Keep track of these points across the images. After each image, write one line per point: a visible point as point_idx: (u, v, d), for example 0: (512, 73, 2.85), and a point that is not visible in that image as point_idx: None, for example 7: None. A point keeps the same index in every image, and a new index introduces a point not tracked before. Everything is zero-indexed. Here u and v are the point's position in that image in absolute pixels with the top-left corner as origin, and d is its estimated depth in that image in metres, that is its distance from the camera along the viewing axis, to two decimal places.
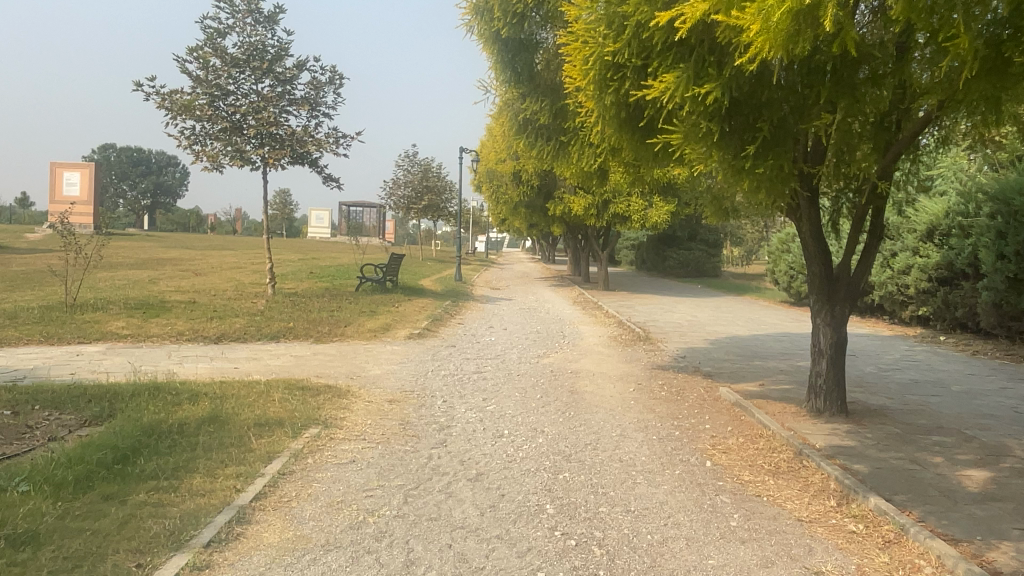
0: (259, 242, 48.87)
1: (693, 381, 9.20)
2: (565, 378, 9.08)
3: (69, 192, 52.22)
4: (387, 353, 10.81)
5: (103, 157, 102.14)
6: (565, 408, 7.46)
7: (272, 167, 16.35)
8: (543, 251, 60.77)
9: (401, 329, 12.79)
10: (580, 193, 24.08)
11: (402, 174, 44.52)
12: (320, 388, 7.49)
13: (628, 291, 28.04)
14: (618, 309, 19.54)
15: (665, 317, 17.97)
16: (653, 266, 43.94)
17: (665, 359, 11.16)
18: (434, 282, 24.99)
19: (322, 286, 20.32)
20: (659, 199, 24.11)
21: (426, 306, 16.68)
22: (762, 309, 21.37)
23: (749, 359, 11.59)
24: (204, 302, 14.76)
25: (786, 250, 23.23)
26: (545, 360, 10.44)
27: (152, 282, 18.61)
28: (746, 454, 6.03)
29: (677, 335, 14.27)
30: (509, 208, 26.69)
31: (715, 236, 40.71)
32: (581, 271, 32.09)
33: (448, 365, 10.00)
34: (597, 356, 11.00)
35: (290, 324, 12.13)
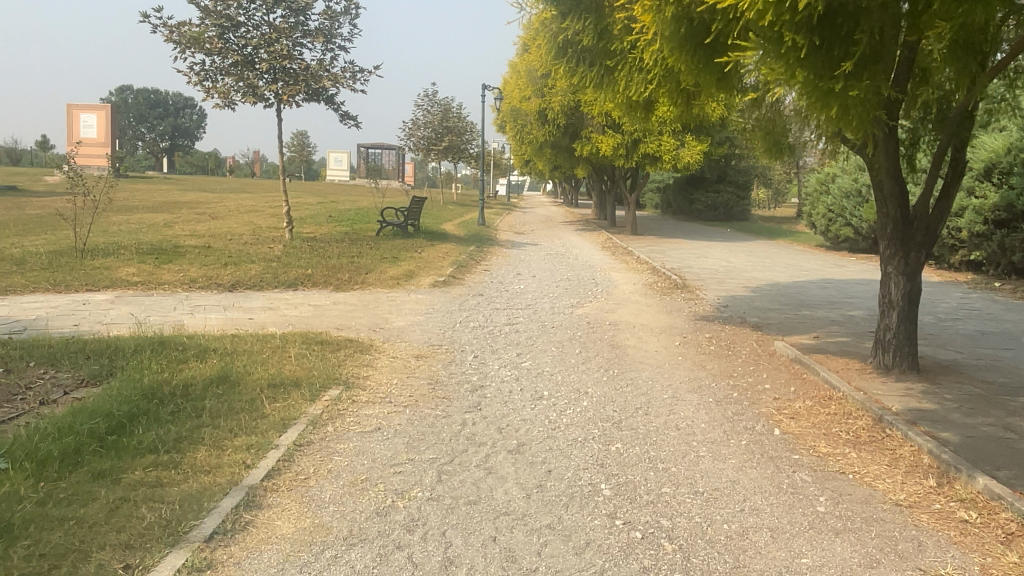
0: (277, 185, 48.25)
1: (742, 333, 8.50)
2: (603, 331, 8.42)
3: (86, 134, 51.61)
4: (411, 303, 10.19)
5: (120, 99, 101.21)
6: (607, 366, 6.80)
7: (287, 104, 15.53)
8: (565, 195, 59.63)
9: (425, 276, 12.15)
10: (608, 132, 23.03)
11: (421, 115, 43.35)
12: (340, 343, 6.89)
13: (656, 235, 27.16)
14: (649, 254, 18.73)
15: (699, 263, 17.17)
16: (680, 209, 42.82)
17: (706, 308, 10.45)
18: (456, 226, 24.25)
19: (342, 230, 19.68)
20: (691, 138, 23.03)
21: (450, 252, 16.01)
22: (798, 254, 20.47)
23: (797, 308, 10.83)
24: (220, 248, 14.18)
25: (825, 191, 22.13)
26: (580, 310, 9.76)
27: (167, 227, 18.05)
28: (818, 421, 5.35)
29: (715, 283, 13.53)
30: (534, 149, 25.70)
31: (745, 178, 39.45)
32: (606, 215, 31.19)
33: (477, 316, 9.36)
34: (634, 305, 10.32)
35: (308, 271, 11.53)
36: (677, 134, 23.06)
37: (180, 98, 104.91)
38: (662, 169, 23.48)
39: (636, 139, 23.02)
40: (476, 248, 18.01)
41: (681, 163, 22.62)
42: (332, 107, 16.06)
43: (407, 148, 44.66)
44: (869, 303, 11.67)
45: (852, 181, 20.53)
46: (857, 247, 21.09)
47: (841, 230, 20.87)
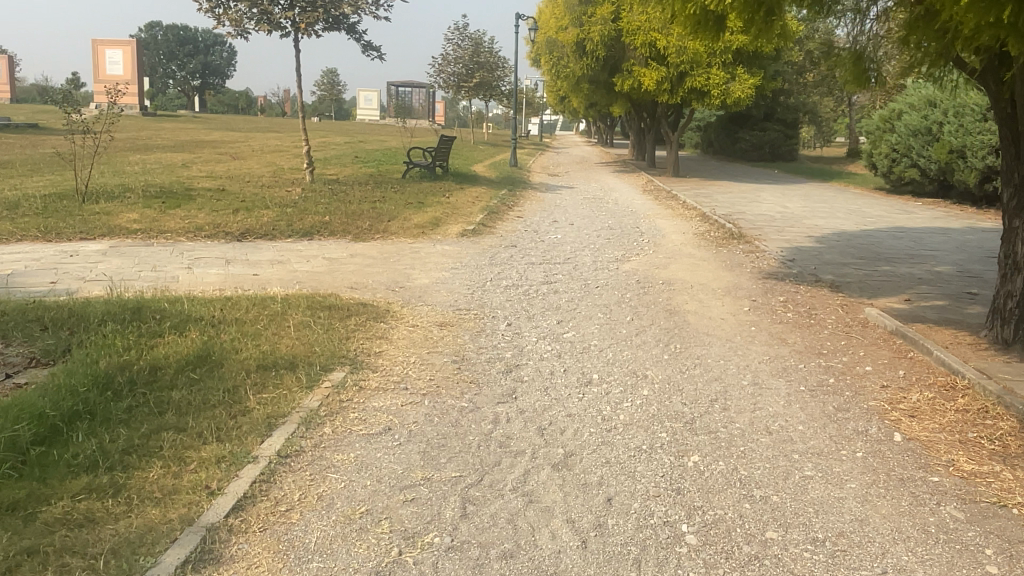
0: (305, 124, 47.04)
1: (819, 296, 7.30)
2: (657, 292, 7.28)
3: (113, 71, 50.67)
4: (438, 255, 9.11)
5: (149, 36, 99.87)
6: (668, 339, 5.68)
7: (305, 34, 14.26)
8: (601, 134, 57.56)
9: (453, 224, 11.04)
10: (652, 64, 21.36)
11: (451, 49, 41.51)
12: (353, 309, 5.85)
13: (700, 178, 25.57)
14: (695, 199, 17.35)
15: (752, 208, 15.76)
16: (722, 149, 40.81)
17: (770, 263, 9.22)
18: (487, 168, 22.94)
19: (368, 172, 18.57)
20: (742, 71, 21.30)
21: (482, 196, 14.85)
22: (857, 199, 18.92)
23: (873, 263, 9.54)
24: (236, 190, 13.19)
25: (889, 130, 20.36)
26: (627, 265, 8.61)
27: (183, 167, 17.11)
28: (947, 422, 4.20)
29: (774, 232, 12.21)
30: (571, 84, 24.11)
31: (793, 116, 37.27)
32: (646, 155, 29.57)
33: (510, 271, 8.28)
34: (689, 259, 9.13)
35: (326, 218, 10.48)
36: (727, 68, 21.33)
37: (208, 34, 103.24)
38: (709, 106, 21.85)
39: (682, 73, 21.34)
40: (510, 192, 16.82)
41: (730, 99, 20.96)
42: (353, 37, 14.76)
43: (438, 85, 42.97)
44: (953, 256, 10.31)
45: (921, 119, 18.55)
46: (923, 190, 19.42)
47: (906, 173, 19.20)
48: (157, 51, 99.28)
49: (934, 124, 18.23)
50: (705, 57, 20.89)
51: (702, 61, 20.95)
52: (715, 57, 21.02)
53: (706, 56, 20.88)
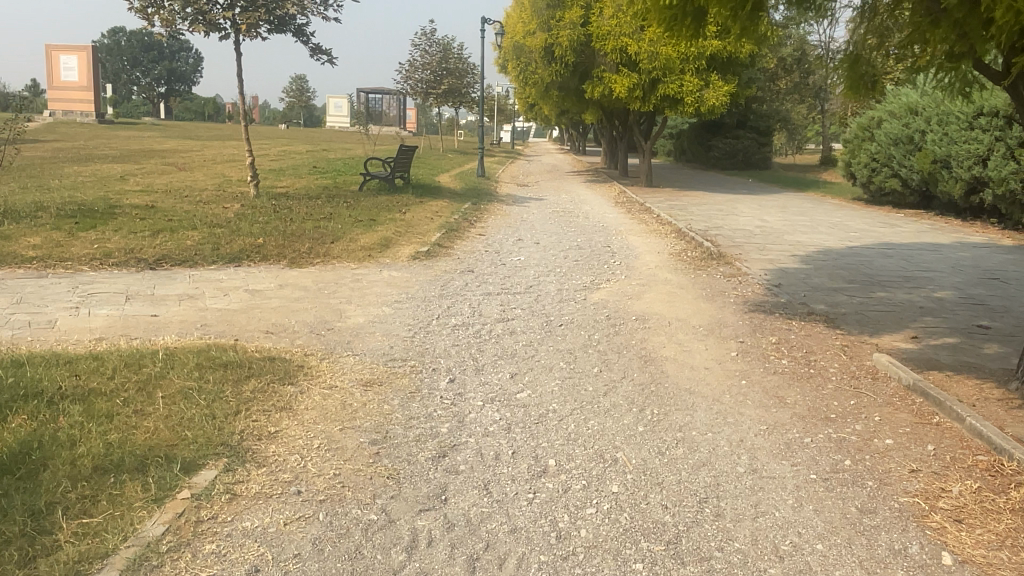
0: (268, 132, 45.52)
1: (816, 334, 6.33)
2: (630, 331, 6.26)
3: (67, 77, 48.58)
4: (381, 283, 8.01)
5: (111, 41, 97.25)
6: (643, 402, 4.65)
7: (246, 35, 13.16)
8: (574, 141, 56.75)
9: (405, 245, 9.94)
10: (623, 71, 20.50)
11: (419, 56, 40.47)
12: (255, 366, 4.74)
13: (673, 187, 24.74)
14: (670, 211, 16.44)
15: (730, 222, 14.88)
16: (696, 157, 40.19)
17: (755, 290, 8.26)
18: (452, 179, 21.84)
19: (323, 184, 17.38)
20: (717, 78, 20.51)
21: (442, 211, 13.79)
22: (836, 210, 18.18)
23: (868, 288, 8.64)
24: (168, 206, 11.95)
25: (868, 138, 19.68)
26: (596, 296, 7.58)
27: (120, 180, 15.77)
28: (1006, 533, 3.23)
29: (755, 250, 11.30)
30: (539, 91, 23.17)
31: (766, 123, 36.75)
32: (618, 163, 28.72)
33: (463, 304, 7.21)
34: (665, 286, 8.14)
35: (259, 239, 9.30)
36: (701, 74, 20.53)
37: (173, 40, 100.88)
38: (682, 114, 21.03)
39: (655, 79, 20.50)
40: (473, 206, 15.78)
41: (704, 107, 20.13)
42: (300, 38, 13.62)
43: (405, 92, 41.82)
44: (951, 278, 9.46)
45: (902, 128, 17.73)
46: (904, 201, 18.74)
47: (887, 183, 18.53)
48: (120, 56, 96.69)
49: (916, 132, 17.34)
50: (678, 63, 20.06)
51: (675, 67, 20.12)
52: (688, 62, 20.21)
53: (679, 62, 20.06)
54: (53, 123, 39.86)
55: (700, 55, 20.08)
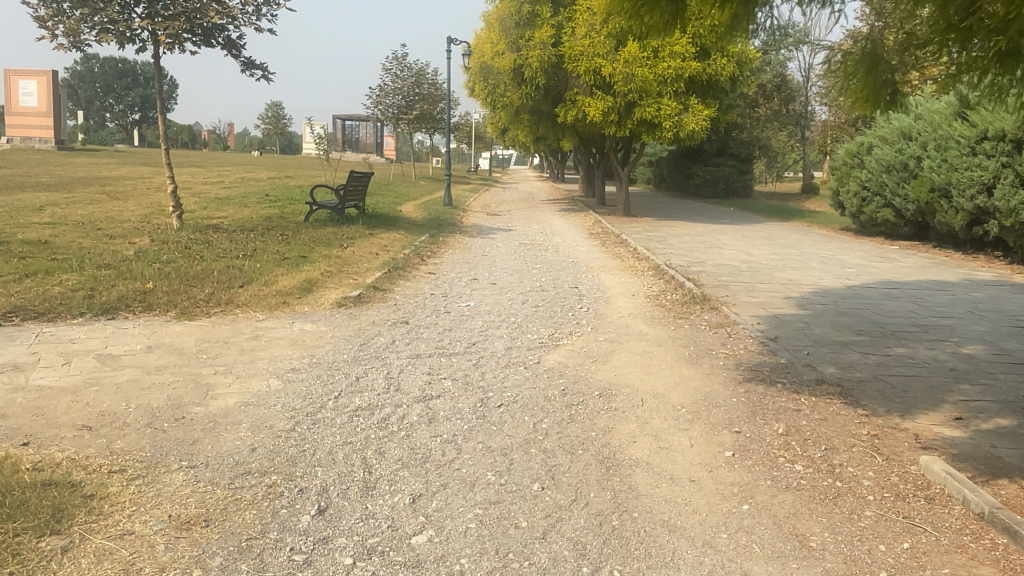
0: (234, 159, 43.95)
1: (834, 417, 4.81)
2: (589, 413, 4.71)
3: (26, 103, 46.85)
4: (286, 340, 6.44)
5: (84, 68, 95.65)
6: (598, 556, 3.07)
7: (167, 47, 11.67)
8: (552, 170, 55.70)
9: (331, 288, 8.37)
10: (598, 93, 19.24)
11: (390, 80, 39.08)
12: (9, 504, 3.14)
13: (652, 217, 23.41)
14: (648, 244, 15.03)
15: (713, 256, 13.49)
16: (676, 184, 39.12)
17: (748, 347, 6.77)
18: (415, 208, 20.32)
19: (267, 214, 15.80)
20: (696, 101, 19.32)
21: (391, 245, 12.27)
22: (827, 242, 16.92)
23: (882, 343, 7.19)
24: (66, 240, 10.32)
25: (857, 165, 18.48)
26: (551, 359, 6.04)
27: (33, 210, 14.10)
28: None
29: (743, 291, 9.86)
30: (509, 115, 21.84)
31: (747, 151, 35.79)
32: (594, 191, 27.43)
33: (379, 370, 5.62)
34: (639, 342, 6.62)
35: (149, 283, 7.68)
36: (679, 97, 19.33)
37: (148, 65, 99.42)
38: (660, 140, 19.79)
39: (631, 102, 19.25)
40: (431, 238, 14.28)
41: (683, 132, 18.88)
42: (230, 52, 12.20)
43: (376, 117, 40.44)
44: (975, 327, 8.04)
45: (895, 154, 16.56)
46: (897, 231, 17.52)
47: (879, 213, 17.29)
48: (92, 83, 95.02)
49: (911, 159, 16.16)
50: (655, 86, 18.83)
51: (652, 90, 18.90)
52: (666, 85, 19.00)
53: (656, 85, 18.84)
54: (7, 150, 38.09)
55: (678, 78, 18.89)
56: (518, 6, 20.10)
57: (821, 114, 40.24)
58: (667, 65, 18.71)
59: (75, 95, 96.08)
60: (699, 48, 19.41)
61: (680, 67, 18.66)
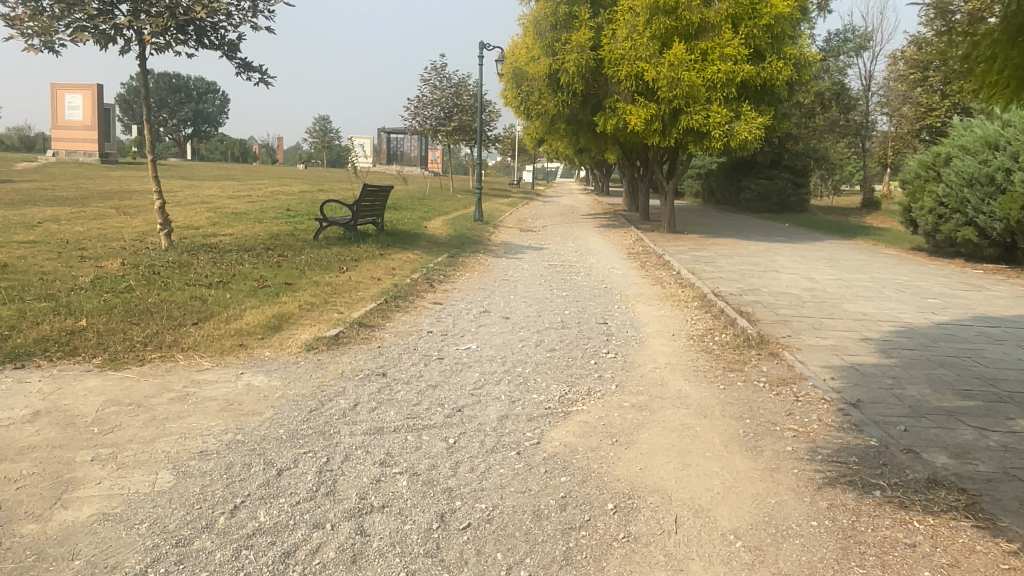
0: (271, 172, 43.55)
1: (972, 565, 3.17)
2: (595, 550, 3.16)
3: (71, 116, 47.50)
4: (220, 400, 5.04)
5: (139, 84, 98.04)
6: None
7: (153, 47, 10.52)
8: (597, 184, 54.11)
9: (305, 325, 6.97)
10: (639, 100, 17.66)
11: (428, 91, 38.02)
12: None
13: (699, 234, 21.65)
14: (693, 267, 13.36)
15: (769, 283, 11.75)
16: (726, 198, 37.15)
17: (822, 421, 5.11)
18: (442, 224, 18.98)
19: (275, 232, 14.59)
20: (749, 108, 17.60)
21: (399, 268, 10.88)
22: (898, 265, 14.98)
23: (1002, 413, 5.47)
24: (29, 262, 9.19)
25: (933, 178, 16.49)
26: (556, 438, 4.51)
27: (24, 227, 13.11)
28: None
29: (808, 331, 8.16)
30: (544, 124, 20.38)
31: (802, 163, 33.72)
32: (638, 206, 25.72)
33: (318, 453, 4.15)
34: (677, 411, 5.01)
35: (83, 320, 6.39)
36: (731, 104, 17.65)
37: (200, 80, 101.21)
38: (709, 150, 18.08)
39: (676, 110, 17.61)
40: (449, 258, 12.88)
41: (734, 142, 17.13)
42: (224, 51, 11.04)
43: (414, 130, 39.44)
44: None
45: (978, 165, 14.56)
46: (980, 253, 15.47)
47: (960, 233, 15.29)
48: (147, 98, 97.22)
49: (998, 171, 14.17)
50: (703, 91, 17.15)
51: (700, 96, 17.21)
52: (715, 90, 17.29)
53: (704, 91, 17.16)
54: (48, 163, 38.22)
55: (729, 82, 17.17)
56: (554, 6, 18.65)
57: (883, 125, 37.90)
58: (717, 69, 17.00)
59: (129, 110, 98.30)
60: (753, 50, 17.66)
61: (732, 71, 16.94)
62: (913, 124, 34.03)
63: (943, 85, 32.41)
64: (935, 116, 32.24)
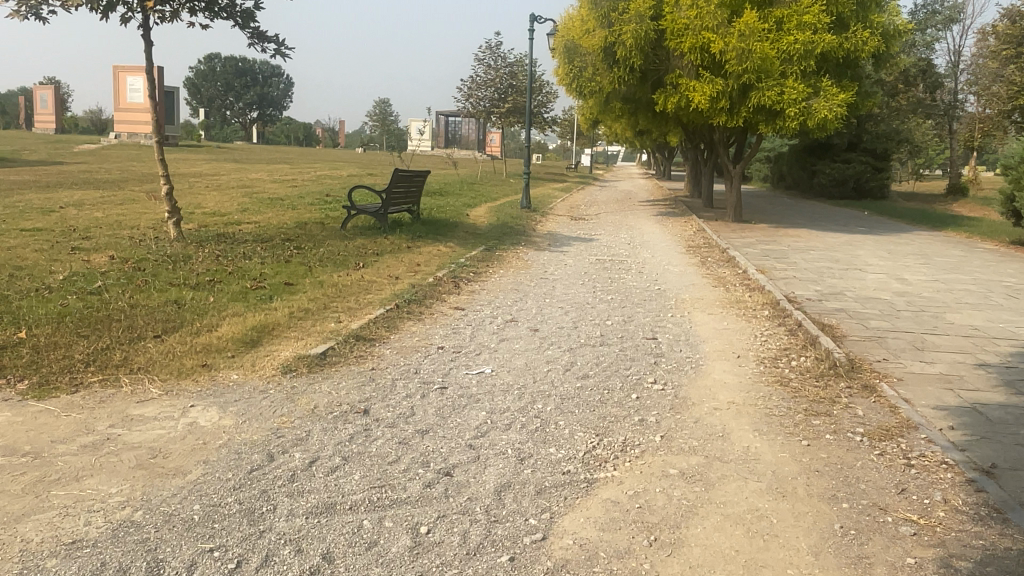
0: (326, 155, 43.16)
1: None
2: None
3: (133, 99, 48.29)
4: (142, 451, 3.92)
5: (206, 68, 99.93)
6: None
7: (156, 16, 9.52)
8: (659, 168, 52.09)
9: (290, 339, 5.81)
10: (704, 75, 16.05)
11: (482, 71, 36.71)
12: None
13: (767, 223, 19.83)
14: (762, 263, 11.78)
15: (853, 285, 10.11)
16: (798, 183, 34.89)
17: (949, 505, 3.67)
18: (487, 212, 17.77)
19: (304, 219, 13.60)
20: (829, 83, 15.84)
21: (425, 265, 9.66)
22: (1002, 263, 13.02)
23: None
24: (15, 253, 8.34)
25: None
26: (569, 530, 3.22)
27: (40, 213, 12.42)
28: None
29: (909, 354, 6.60)
30: (599, 102, 18.90)
31: (884, 146, 31.15)
32: (701, 191, 23.93)
33: (232, 553, 2.96)
34: (743, 486, 3.66)
35: (24, 332, 5.38)
36: (808, 79, 15.91)
37: (264, 64, 102.37)
38: (782, 131, 16.39)
39: (746, 86, 15.97)
40: (486, 251, 11.67)
41: (812, 121, 15.43)
42: (236, 20, 9.99)
43: (469, 112, 38.25)
44: None
45: None
46: None
47: None
48: (214, 83, 99.01)
49: None
50: (777, 65, 15.49)
51: (773, 70, 15.56)
52: (790, 63, 15.62)
53: (778, 64, 15.50)
54: (109, 147, 38.68)
55: (806, 55, 15.47)
56: None
57: (973, 105, 34.92)
58: (793, 39, 15.32)
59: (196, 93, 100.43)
60: (835, 18, 15.90)
61: (810, 41, 15.21)
62: (1004, 105, 30.64)
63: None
64: None
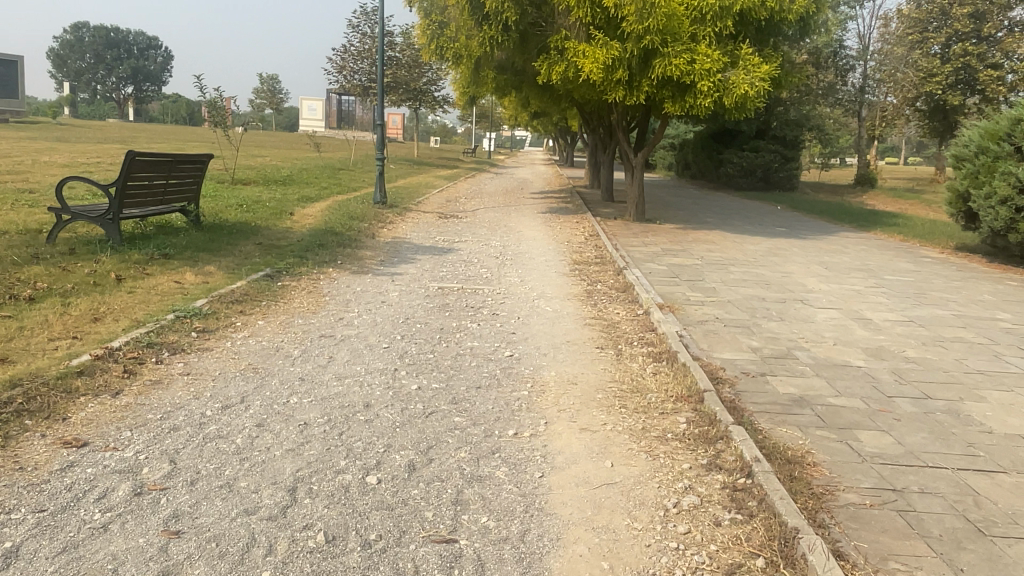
0: (184, 134, 37.71)
1: None
2: None
3: None
4: None
5: (73, 37, 90.33)
6: None
7: None
8: (562, 154, 49.04)
9: None
10: (597, 36, 12.52)
11: (356, 39, 32.11)
12: None
13: (674, 222, 16.62)
14: (669, 292, 8.34)
15: (802, 336, 6.76)
16: (704, 172, 32.47)
17: None
18: (324, 208, 13.74)
19: (13, 225, 9.21)
20: (750, 50, 12.67)
21: (111, 318, 5.66)
22: (967, 283, 10.13)
23: None
24: None
25: (1003, 156, 11.67)
26: None
27: None
28: None
29: (976, 562, 3.13)
30: (469, 72, 15.10)
31: (794, 132, 28.89)
32: (600, 180, 20.46)
33: None
34: None
35: None
36: (724, 45, 12.71)
37: (139, 33, 92.68)
38: (691, 110, 13.11)
39: (648, 52, 12.57)
40: (267, 276, 7.73)
41: (729, 98, 12.18)
42: None
43: (345, 88, 33.73)
44: None
45: None
46: None
47: None
48: (80, 53, 89.38)
49: None
50: (687, 24, 12.22)
51: (682, 32, 12.22)
52: (702, 24, 12.37)
53: (687, 24, 12.17)
54: None
55: (722, 14, 12.24)
56: None
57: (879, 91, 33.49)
58: None
59: (61, 65, 90.49)
60: None
61: None
62: (910, 91, 30.13)
63: (943, 46, 29.04)
64: (935, 82, 29.01)
